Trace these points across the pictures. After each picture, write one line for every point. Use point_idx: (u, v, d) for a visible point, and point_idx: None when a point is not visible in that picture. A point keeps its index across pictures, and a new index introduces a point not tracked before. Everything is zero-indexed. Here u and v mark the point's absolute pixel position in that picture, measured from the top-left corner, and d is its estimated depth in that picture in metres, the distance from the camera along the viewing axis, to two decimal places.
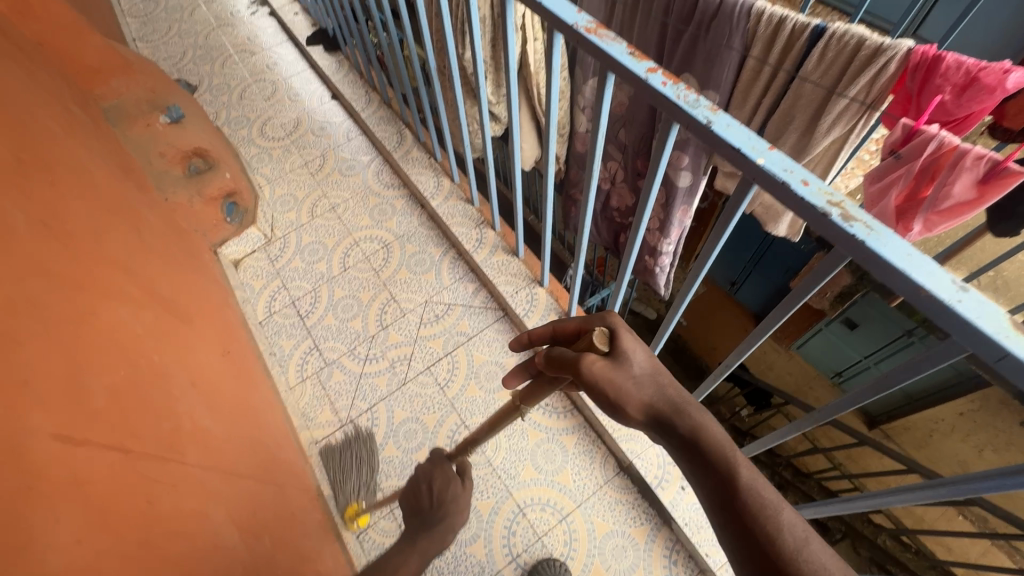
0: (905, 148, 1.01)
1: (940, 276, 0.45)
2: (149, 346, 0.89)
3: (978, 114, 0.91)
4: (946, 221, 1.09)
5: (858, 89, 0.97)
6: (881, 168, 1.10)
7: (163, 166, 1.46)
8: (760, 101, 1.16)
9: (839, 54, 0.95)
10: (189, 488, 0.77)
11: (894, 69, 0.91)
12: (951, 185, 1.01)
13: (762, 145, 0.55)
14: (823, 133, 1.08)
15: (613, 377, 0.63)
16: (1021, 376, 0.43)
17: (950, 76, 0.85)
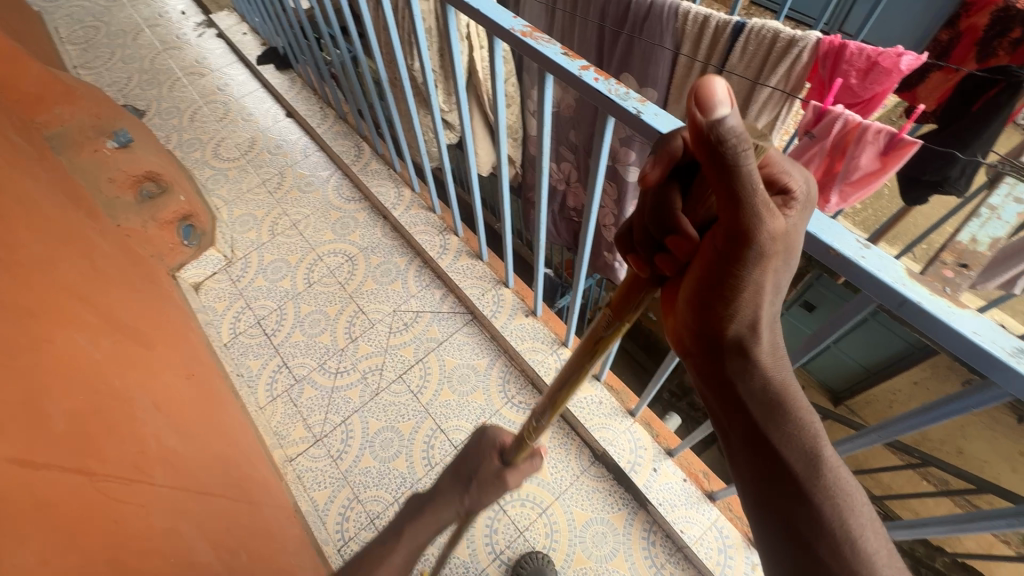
0: (816, 128, 1.08)
1: (845, 235, 0.51)
2: (109, 371, 0.87)
3: (882, 96, 1.00)
4: (857, 191, 1.14)
5: (778, 78, 1.05)
6: (798, 146, 1.17)
7: (114, 192, 1.41)
8: None
9: (758, 47, 1.03)
10: (157, 509, 0.76)
11: (807, 59, 0.99)
12: (857, 159, 1.07)
13: (687, 131, 0.60)
14: (752, 122, 1.15)
15: (768, 260, 0.46)
16: (919, 319, 0.48)
17: (854, 61, 0.94)
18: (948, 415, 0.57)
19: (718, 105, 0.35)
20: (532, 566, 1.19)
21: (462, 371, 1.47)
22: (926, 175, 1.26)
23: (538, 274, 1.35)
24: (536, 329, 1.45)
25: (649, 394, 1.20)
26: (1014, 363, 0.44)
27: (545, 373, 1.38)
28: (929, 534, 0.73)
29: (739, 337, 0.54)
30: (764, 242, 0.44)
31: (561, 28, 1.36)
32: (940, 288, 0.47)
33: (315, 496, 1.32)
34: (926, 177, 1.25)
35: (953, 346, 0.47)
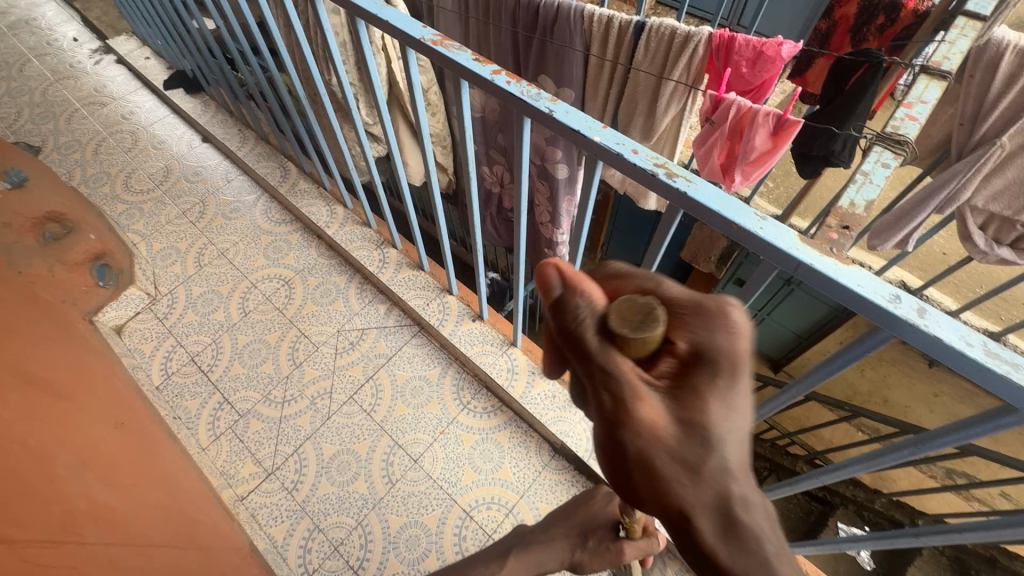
0: (716, 114, 1.16)
1: (745, 211, 0.56)
2: (21, 429, 0.80)
3: (769, 81, 1.07)
4: (757, 169, 1.23)
5: (680, 71, 1.12)
6: (703, 133, 1.25)
7: (13, 236, 1.21)
8: (609, 92, 1.28)
9: (659, 44, 1.10)
10: (93, 567, 0.71)
11: (702, 52, 1.07)
12: (752, 140, 1.16)
13: (597, 125, 0.63)
14: (662, 113, 1.22)
15: (650, 433, 0.49)
16: (813, 278, 0.53)
17: (742, 52, 1.02)
18: (848, 361, 0.63)
19: (554, 282, 0.54)
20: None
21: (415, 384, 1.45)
22: (815, 151, 1.38)
23: (479, 278, 1.36)
24: (485, 333, 1.46)
25: None
26: (892, 308, 0.50)
27: (497, 375, 1.40)
28: (848, 473, 0.80)
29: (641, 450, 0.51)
30: (636, 414, 0.49)
31: (476, 38, 1.39)
32: (826, 250, 0.53)
33: (272, 532, 1.26)
34: (813, 152, 1.38)
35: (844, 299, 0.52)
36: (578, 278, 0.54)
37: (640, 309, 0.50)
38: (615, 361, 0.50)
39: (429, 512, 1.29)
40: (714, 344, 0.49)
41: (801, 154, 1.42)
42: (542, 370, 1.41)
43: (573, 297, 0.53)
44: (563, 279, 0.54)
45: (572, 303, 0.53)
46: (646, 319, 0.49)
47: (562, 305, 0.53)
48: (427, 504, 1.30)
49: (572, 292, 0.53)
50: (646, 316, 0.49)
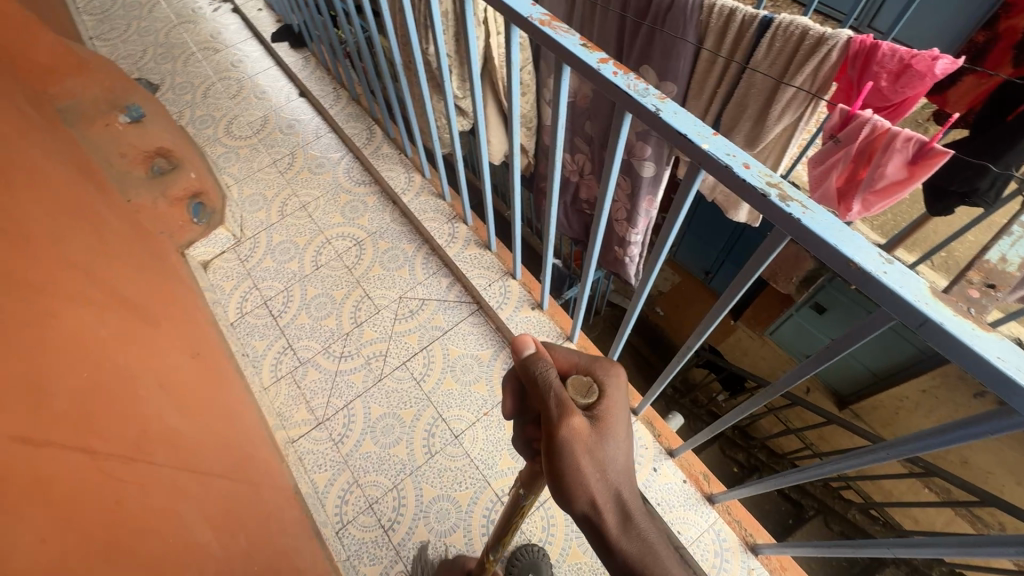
0: (843, 132, 1.04)
1: (868, 249, 0.49)
2: (113, 349, 0.89)
3: (913, 99, 0.95)
4: (882, 201, 1.11)
5: (804, 78, 1.02)
6: (823, 151, 1.13)
7: (125, 167, 1.45)
8: (716, 91, 1.19)
9: (786, 44, 1.00)
10: (158, 488, 0.76)
11: (836, 57, 0.96)
12: (883, 166, 1.04)
13: (707, 131, 0.57)
14: (775, 121, 1.12)
15: (580, 450, 0.62)
16: (939, 340, 0.46)
17: (885, 63, 0.89)
18: (960, 439, 0.55)
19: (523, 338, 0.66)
20: (526, 561, 1.19)
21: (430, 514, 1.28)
22: (953, 186, 1.22)
23: (545, 266, 1.33)
24: (542, 322, 1.43)
25: (655, 391, 1.14)
26: None
27: None
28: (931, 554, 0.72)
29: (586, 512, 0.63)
30: (574, 431, 0.62)
31: (580, 22, 1.34)
32: (963, 309, 0.46)
33: (315, 478, 1.32)
34: (952, 188, 1.21)
35: (977, 371, 0.44)
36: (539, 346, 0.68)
37: (585, 383, 0.67)
38: (568, 403, 0.63)
39: (462, 489, 1.31)
40: (620, 407, 0.68)
41: (934, 186, 1.26)
42: None
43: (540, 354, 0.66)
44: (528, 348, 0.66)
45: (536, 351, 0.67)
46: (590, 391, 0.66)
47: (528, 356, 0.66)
48: (461, 481, 1.32)
49: (536, 351, 0.66)
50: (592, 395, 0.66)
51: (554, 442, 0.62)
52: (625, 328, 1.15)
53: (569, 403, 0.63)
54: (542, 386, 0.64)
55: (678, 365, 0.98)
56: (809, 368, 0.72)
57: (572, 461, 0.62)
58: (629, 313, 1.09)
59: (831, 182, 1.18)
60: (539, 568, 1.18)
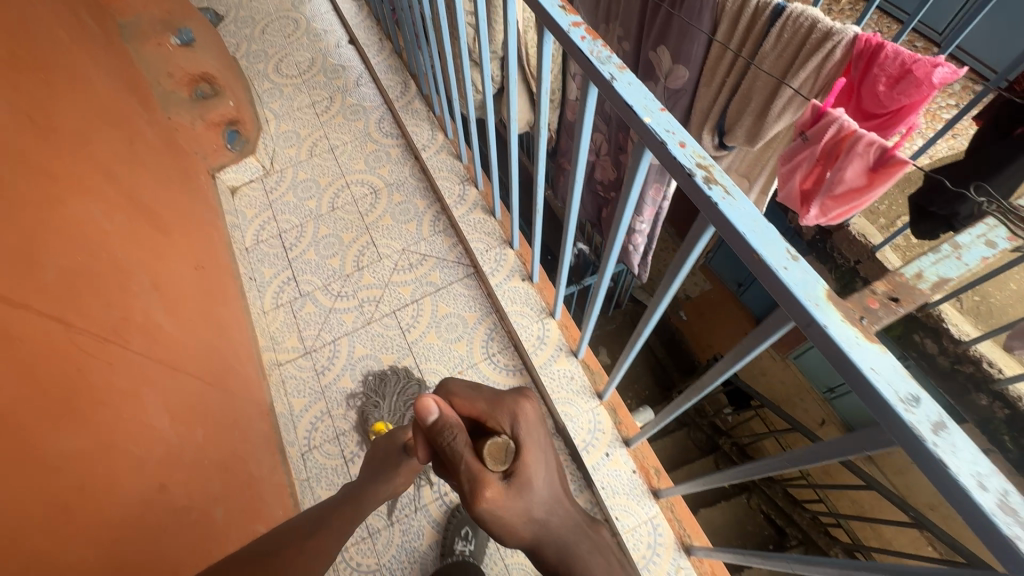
0: (812, 129, 1.01)
1: (777, 243, 0.48)
2: (114, 244, 0.98)
3: (907, 112, 0.92)
4: (840, 206, 1.08)
5: (805, 75, 1.01)
6: (791, 148, 1.10)
7: (170, 86, 1.60)
8: (726, 79, 1.18)
9: (793, 36, 0.99)
10: (126, 370, 0.84)
11: (839, 56, 0.95)
12: (843, 170, 1.00)
13: (654, 106, 0.57)
14: (774, 118, 1.12)
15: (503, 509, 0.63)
16: (821, 344, 0.45)
17: (887, 66, 0.87)
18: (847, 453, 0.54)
19: (426, 413, 0.60)
20: (465, 515, 1.25)
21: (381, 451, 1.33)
22: (934, 208, 1.13)
23: (537, 223, 1.35)
24: (529, 295, 1.44)
25: (617, 376, 1.14)
26: (901, 411, 0.40)
27: (526, 338, 1.38)
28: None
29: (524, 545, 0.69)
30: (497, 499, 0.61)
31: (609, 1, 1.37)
32: (855, 317, 0.44)
33: (292, 402, 1.41)
34: (934, 210, 1.13)
35: (848, 380, 0.43)
36: (443, 409, 0.62)
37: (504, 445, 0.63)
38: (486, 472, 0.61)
39: None
40: (535, 447, 0.69)
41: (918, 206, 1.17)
42: (572, 350, 1.35)
43: (449, 425, 0.61)
44: (431, 419, 0.60)
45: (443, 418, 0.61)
46: (505, 451, 0.62)
47: (431, 430, 0.61)
48: None
49: (440, 426, 0.61)
50: (509, 456, 0.63)
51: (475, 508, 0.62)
52: (596, 305, 1.18)
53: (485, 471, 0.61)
54: (456, 460, 0.61)
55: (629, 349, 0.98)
56: (732, 367, 0.71)
57: (498, 518, 0.63)
58: (601, 275, 1.12)
59: (794, 183, 1.14)
60: (476, 523, 1.24)
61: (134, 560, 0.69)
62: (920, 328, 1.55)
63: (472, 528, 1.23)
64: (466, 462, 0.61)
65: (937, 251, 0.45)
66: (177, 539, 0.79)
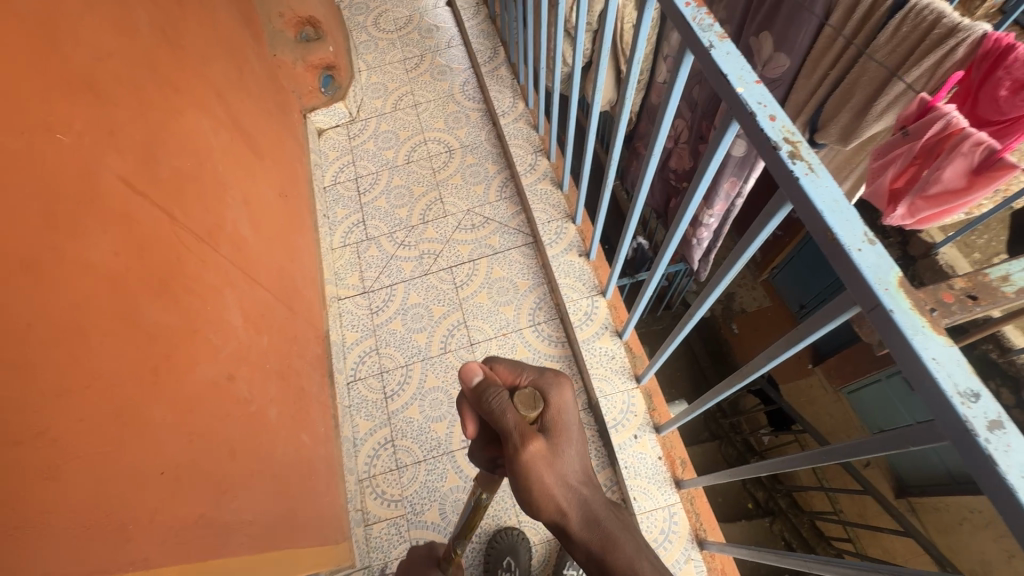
0: (914, 124, 1.02)
1: (854, 224, 0.47)
2: (216, 157, 1.07)
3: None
4: (931, 208, 1.09)
5: (919, 73, 1.01)
6: (888, 143, 1.10)
7: (280, 27, 1.70)
8: (828, 72, 1.19)
9: (913, 30, 0.99)
10: (213, 269, 0.93)
11: (962, 54, 0.94)
12: (941, 169, 1.01)
13: (750, 77, 0.56)
14: (875, 117, 1.13)
15: (543, 465, 0.61)
16: (883, 329, 0.44)
17: (1014, 70, 0.87)
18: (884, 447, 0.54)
19: (472, 371, 0.65)
20: (504, 544, 1.22)
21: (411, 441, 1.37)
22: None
23: (602, 203, 1.34)
24: (583, 271, 1.45)
25: (657, 361, 1.14)
26: (957, 405, 0.39)
27: (573, 312, 1.40)
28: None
29: (557, 522, 0.62)
30: (530, 457, 0.60)
31: None
32: (925, 308, 0.43)
33: (346, 334, 1.51)
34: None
35: (905, 366, 0.42)
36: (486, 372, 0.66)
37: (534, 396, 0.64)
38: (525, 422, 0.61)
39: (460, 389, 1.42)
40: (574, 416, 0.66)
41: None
42: (617, 330, 1.36)
43: (486, 387, 0.63)
44: (475, 379, 0.64)
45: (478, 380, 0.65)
46: (538, 402, 0.63)
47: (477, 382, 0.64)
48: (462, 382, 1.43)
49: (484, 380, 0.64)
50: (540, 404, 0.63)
51: (516, 464, 0.61)
52: (650, 285, 1.17)
53: (524, 424, 0.61)
54: (496, 415, 0.62)
55: (678, 331, 0.98)
56: (781, 353, 0.68)
57: (538, 480, 0.61)
58: (653, 271, 1.13)
59: (884, 179, 1.15)
60: (516, 552, 1.21)
61: (202, 429, 0.78)
62: (996, 375, 1.44)
63: (513, 558, 1.20)
64: (506, 413, 0.61)
65: None
66: (235, 424, 0.87)
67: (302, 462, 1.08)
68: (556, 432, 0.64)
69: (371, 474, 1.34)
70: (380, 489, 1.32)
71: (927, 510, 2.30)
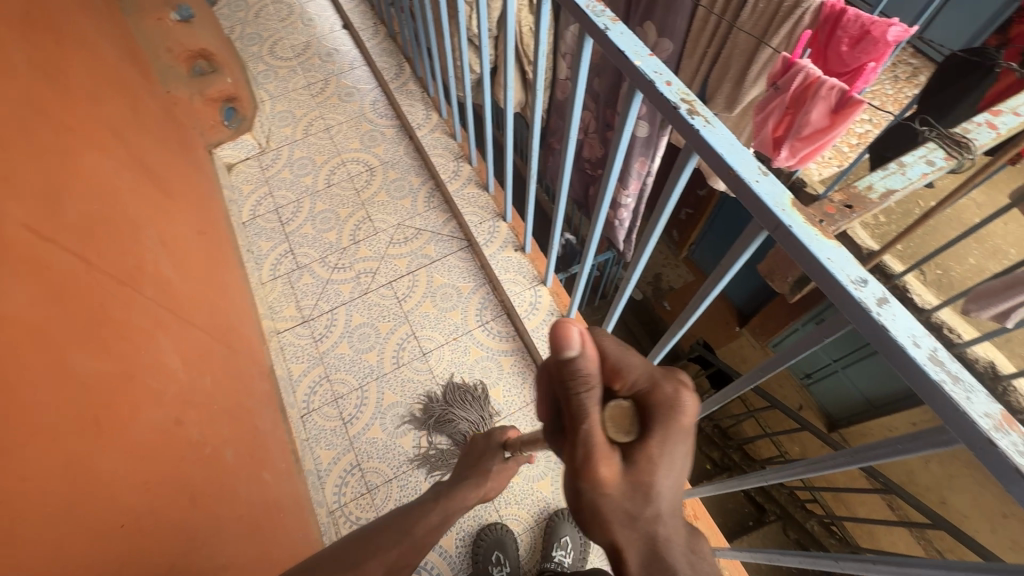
0: (781, 79, 1.15)
1: (749, 161, 0.55)
2: (124, 197, 1.01)
3: (866, 71, 1.09)
4: (807, 147, 1.23)
5: (780, 40, 1.17)
6: (764, 98, 1.23)
7: (169, 61, 1.68)
8: (706, 50, 1.34)
9: (768, 5, 1.15)
10: (141, 312, 0.88)
11: (808, 21, 1.12)
12: (809, 113, 1.14)
13: (643, 51, 0.64)
14: (750, 84, 1.29)
15: (604, 502, 0.47)
16: (788, 243, 0.52)
17: (848, 28, 1.05)
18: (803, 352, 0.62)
19: (567, 342, 0.42)
20: (492, 539, 1.23)
21: (447, 408, 1.37)
22: None
23: (528, 199, 1.40)
24: (521, 264, 1.50)
25: (603, 336, 1.21)
26: (852, 290, 0.47)
27: (519, 304, 1.45)
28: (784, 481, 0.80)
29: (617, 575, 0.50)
30: (596, 486, 0.47)
31: None
32: (814, 219, 0.51)
33: (291, 367, 1.45)
34: None
35: (809, 269, 0.50)
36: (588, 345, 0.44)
37: (627, 407, 0.48)
38: (600, 450, 0.46)
39: (419, 400, 1.41)
40: (682, 458, 0.47)
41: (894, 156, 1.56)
42: (562, 315, 1.43)
43: (579, 370, 0.44)
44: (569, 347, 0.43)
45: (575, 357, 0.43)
46: (631, 419, 0.47)
47: (569, 366, 0.44)
48: (421, 393, 1.42)
49: (582, 361, 0.43)
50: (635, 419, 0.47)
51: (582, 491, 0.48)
52: (584, 267, 1.23)
53: (598, 450, 0.46)
54: (577, 417, 0.45)
55: (618, 300, 1.05)
56: (714, 289, 0.75)
57: (601, 520, 0.48)
58: (584, 262, 1.21)
59: (766, 130, 1.28)
60: (504, 545, 1.23)
61: (158, 476, 0.74)
62: None
63: (502, 551, 1.22)
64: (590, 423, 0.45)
65: None
66: (192, 467, 0.83)
67: (269, 500, 1.03)
68: (649, 473, 0.46)
69: (343, 503, 1.30)
70: (354, 516, 1.29)
71: (856, 436, 2.58)
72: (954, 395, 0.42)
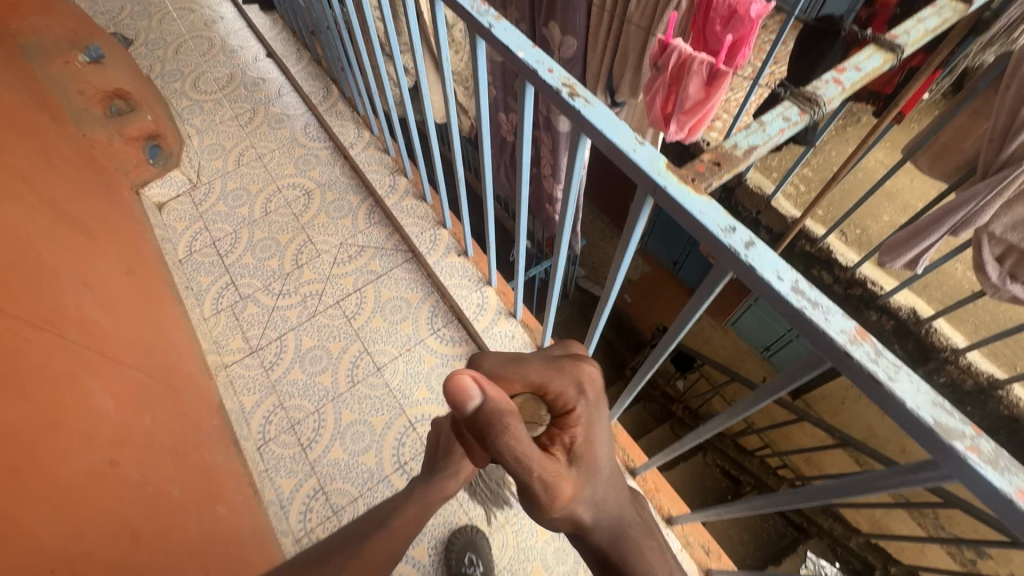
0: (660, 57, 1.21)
1: (626, 133, 0.59)
2: (38, 243, 0.98)
3: (738, 48, 1.12)
4: (689, 119, 1.24)
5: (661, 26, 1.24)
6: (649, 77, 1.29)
7: (83, 104, 1.54)
8: (606, 44, 1.42)
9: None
10: (64, 355, 0.85)
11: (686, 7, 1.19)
12: (686, 87, 1.17)
13: (526, 44, 0.68)
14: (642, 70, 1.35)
15: (573, 502, 0.60)
16: (667, 204, 0.56)
17: (719, 9, 1.12)
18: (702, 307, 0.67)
19: (469, 393, 0.49)
20: (463, 540, 1.24)
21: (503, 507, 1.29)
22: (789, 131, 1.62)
23: (462, 204, 1.43)
24: (465, 269, 1.53)
25: (548, 327, 1.25)
26: (722, 237, 0.51)
27: (466, 307, 1.47)
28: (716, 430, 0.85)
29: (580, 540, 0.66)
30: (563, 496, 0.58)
31: None
32: (687, 178, 0.55)
33: (242, 400, 1.42)
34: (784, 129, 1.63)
35: (687, 224, 0.54)
36: (489, 391, 0.51)
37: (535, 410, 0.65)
38: (551, 471, 0.56)
39: (378, 415, 1.41)
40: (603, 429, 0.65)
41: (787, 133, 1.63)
42: (510, 312, 1.47)
43: (495, 414, 0.51)
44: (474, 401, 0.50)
45: (487, 408, 0.51)
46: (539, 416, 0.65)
47: (481, 414, 0.51)
48: (379, 408, 1.42)
49: (489, 403, 0.51)
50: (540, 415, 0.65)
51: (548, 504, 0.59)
52: (522, 261, 1.26)
53: (547, 469, 0.56)
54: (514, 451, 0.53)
55: (552, 287, 1.09)
56: (623, 262, 0.79)
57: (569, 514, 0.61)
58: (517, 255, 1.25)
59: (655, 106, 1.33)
60: (476, 545, 1.24)
61: (91, 520, 0.71)
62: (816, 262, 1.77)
63: (475, 551, 1.22)
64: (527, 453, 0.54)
65: (748, 129, 0.63)
66: (133, 509, 0.81)
67: (226, 536, 1.01)
68: (588, 456, 0.62)
69: (309, 529, 1.28)
70: (322, 540, 1.27)
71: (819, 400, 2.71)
72: (815, 317, 0.46)
